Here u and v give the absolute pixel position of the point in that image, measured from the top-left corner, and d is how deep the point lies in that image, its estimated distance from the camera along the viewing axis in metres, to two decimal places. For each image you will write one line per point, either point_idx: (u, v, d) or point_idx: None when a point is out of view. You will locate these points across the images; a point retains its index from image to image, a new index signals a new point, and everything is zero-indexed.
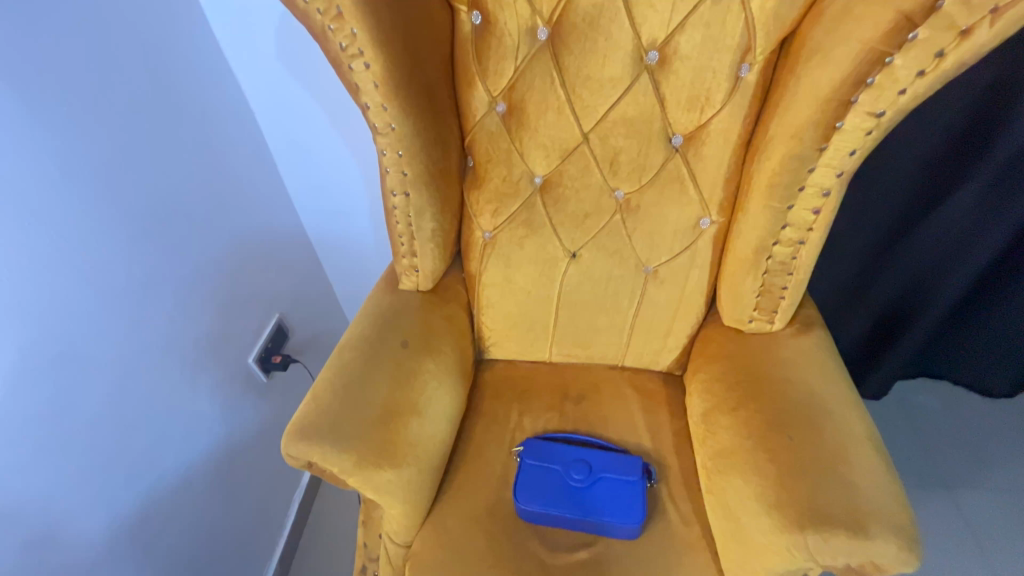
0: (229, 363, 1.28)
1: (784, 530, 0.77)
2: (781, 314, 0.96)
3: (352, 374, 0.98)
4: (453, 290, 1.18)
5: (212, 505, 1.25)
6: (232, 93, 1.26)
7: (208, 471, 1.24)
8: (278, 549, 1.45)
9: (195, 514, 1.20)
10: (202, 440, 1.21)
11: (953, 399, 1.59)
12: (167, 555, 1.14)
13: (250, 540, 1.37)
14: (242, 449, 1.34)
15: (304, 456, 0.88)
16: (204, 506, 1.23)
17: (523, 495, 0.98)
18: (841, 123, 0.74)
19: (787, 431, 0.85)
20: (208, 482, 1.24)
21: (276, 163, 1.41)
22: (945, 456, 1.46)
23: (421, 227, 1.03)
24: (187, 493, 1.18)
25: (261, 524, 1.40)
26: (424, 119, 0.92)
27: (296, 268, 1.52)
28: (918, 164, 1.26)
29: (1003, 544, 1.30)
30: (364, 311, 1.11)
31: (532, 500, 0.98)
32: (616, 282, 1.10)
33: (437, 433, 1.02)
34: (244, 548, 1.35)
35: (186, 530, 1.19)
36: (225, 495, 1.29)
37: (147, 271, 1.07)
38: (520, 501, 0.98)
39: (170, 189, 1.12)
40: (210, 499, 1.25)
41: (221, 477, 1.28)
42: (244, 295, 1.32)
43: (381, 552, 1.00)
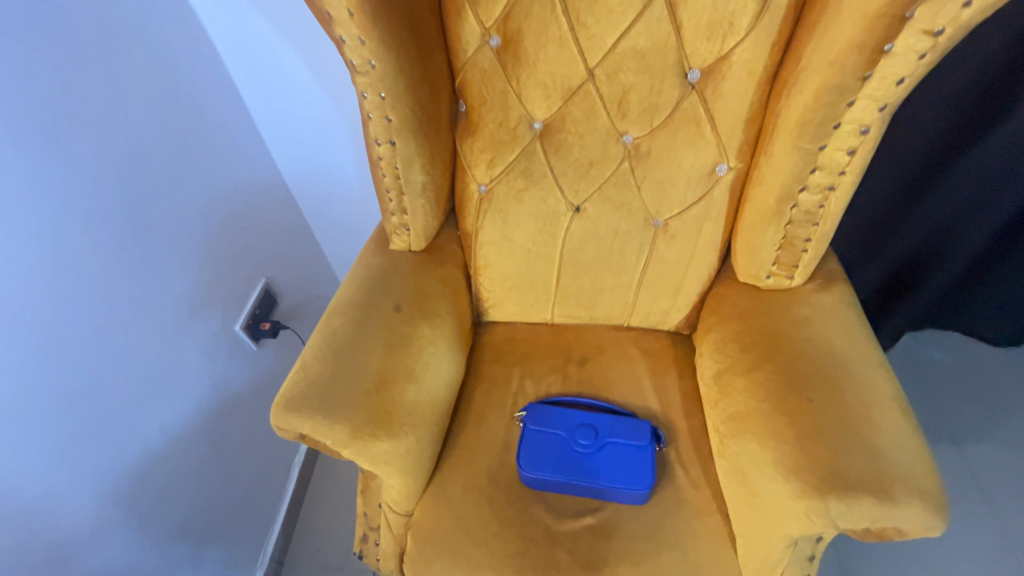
0: (216, 332, 1.21)
1: (804, 496, 0.72)
2: (802, 268, 0.89)
3: (343, 341, 0.92)
4: (447, 250, 1.10)
5: (205, 476, 1.21)
6: (195, 33, 1.11)
7: (200, 442, 1.19)
8: (280, 514, 1.43)
9: (188, 486, 1.16)
10: (191, 411, 1.16)
11: (963, 350, 1.55)
12: (160, 528, 1.10)
13: (250, 507, 1.35)
14: (235, 419, 1.29)
15: (295, 429, 0.83)
16: (197, 478, 1.19)
17: (527, 462, 0.95)
18: (890, 45, 0.65)
19: (807, 393, 0.79)
20: (201, 454, 1.20)
21: (252, 114, 1.28)
22: (956, 408, 1.43)
23: (411, 180, 0.94)
24: (178, 465, 1.14)
25: (260, 492, 1.38)
26: (408, 55, 0.82)
27: (281, 230, 1.43)
28: (954, 102, 1.16)
29: (1011, 494, 1.29)
30: (354, 273, 1.03)
31: (536, 467, 0.94)
32: (622, 237, 1.02)
33: (435, 401, 0.97)
34: (245, 515, 1.33)
35: (180, 502, 1.15)
36: (219, 466, 1.25)
37: (116, 236, 0.97)
38: (524, 468, 0.94)
39: (137, 144, 1.00)
40: (204, 469, 1.21)
41: (215, 447, 1.23)
42: (228, 258, 1.23)
43: (381, 521, 0.97)
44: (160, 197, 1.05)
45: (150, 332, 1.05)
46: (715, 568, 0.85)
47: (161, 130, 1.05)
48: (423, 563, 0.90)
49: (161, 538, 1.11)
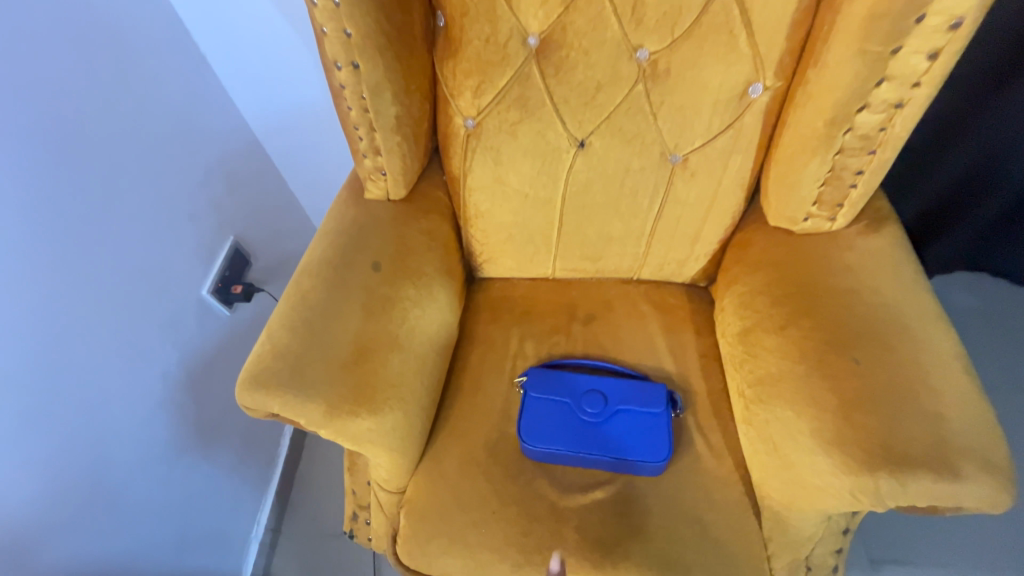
0: (179, 299, 1.06)
1: (849, 471, 0.63)
2: (848, 208, 0.76)
3: (314, 308, 0.79)
4: (432, 198, 0.96)
5: (184, 458, 1.09)
6: None
7: (176, 421, 1.06)
8: (273, 483, 1.36)
9: (166, 468, 1.05)
10: (160, 389, 1.02)
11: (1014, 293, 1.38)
12: (140, 516, 0.99)
13: (240, 482, 1.26)
14: (216, 394, 1.17)
15: (263, 407, 0.73)
16: (176, 460, 1.07)
17: (529, 433, 0.85)
18: None
19: (852, 352, 0.68)
20: (179, 434, 1.07)
21: (196, 39, 1.06)
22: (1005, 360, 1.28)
23: (382, 112, 0.79)
24: (154, 447, 1.01)
25: (250, 465, 1.29)
26: None
27: (247, 182, 1.24)
28: None
29: None
30: (325, 228, 0.90)
31: (540, 439, 0.85)
32: (634, 176, 0.88)
33: (425, 369, 0.86)
34: (235, 490, 1.24)
35: (158, 487, 1.03)
36: (200, 445, 1.13)
37: (36, 182, 0.80)
38: (526, 440, 0.85)
39: (45, 77, 0.80)
40: (181, 450, 1.08)
41: (191, 428, 1.10)
42: (184, 210, 1.06)
43: (372, 499, 0.89)
44: (86, 145, 0.87)
45: (97, 302, 0.89)
46: (739, 544, 0.77)
47: (81, 49, 0.86)
48: (419, 544, 0.83)
49: (141, 528, 1.00)
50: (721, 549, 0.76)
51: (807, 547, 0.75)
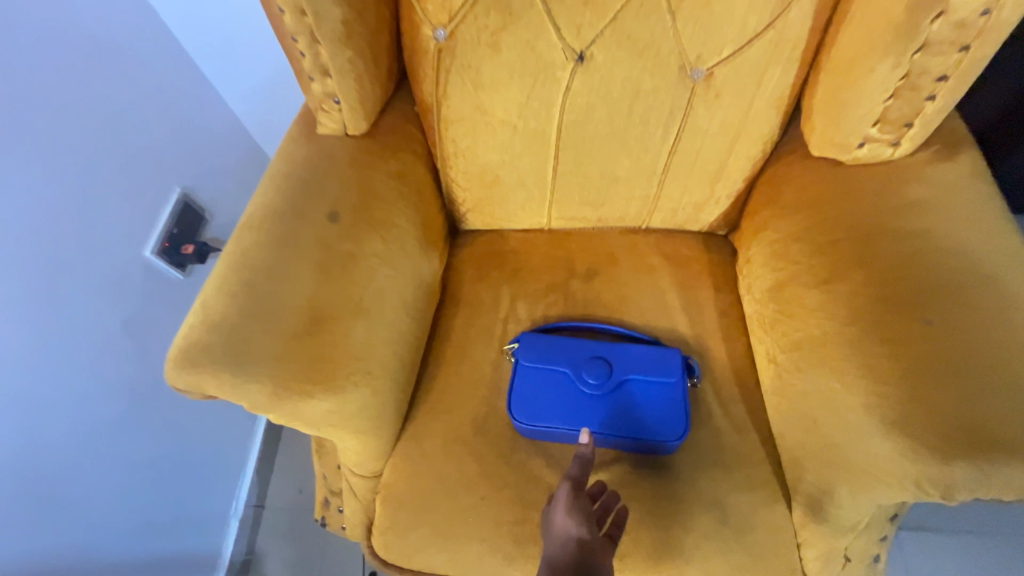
0: (114, 264, 0.87)
1: (919, 457, 0.51)
2: (919, 128, 0.60)
3: (258, 269, 0.65)
4: (400, 133, 0.80)
5: (145, 450, 0.94)
6: None
7: (128, 409, 0.90)
8: (251, 467, 1.18)
9: (124, 462, 0.90)
10: (103, 371, 0.85)
11: None
12: (92, 517, 0.85)
13: (215, 469, 1.10)
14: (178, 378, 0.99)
15: (199, 389, 0.61)
16: (134, 452, 0.91)
17: (521, 409, 0.73)
18: None
19: (922, 313, 0.55)
20: (135, 423, 0.91)
21: None
22: None
23: (323, 14, 0.63)
24: (101, 439, 0.86)
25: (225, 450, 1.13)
26: None
27: (196, 125, 1.03)
28: None
29: None
30: (271, 171, 0.74)
31: (534, 416, 0.72)
32: (646, 98, 0.72)
33: (398, 338, 0.73)
34: (209, 479, 1.09)
35: (113, 483, 0.88)
36: (165, 434, 0.98)
37: None
38: (518, 417, 0.73)
39: None
40: (138, 442, 0.92)
41: (144, 416, 0.93)
42: (115, 156, 0.87)
43: (343, 486, 0.78)
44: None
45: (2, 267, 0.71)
46: (768, 533, 0.65)
47: None
48: (397, 535, 0.72)
49: (90, 531, 0.85)
50: (747, 539, 0.65)
51: (846, 538, 0.63)
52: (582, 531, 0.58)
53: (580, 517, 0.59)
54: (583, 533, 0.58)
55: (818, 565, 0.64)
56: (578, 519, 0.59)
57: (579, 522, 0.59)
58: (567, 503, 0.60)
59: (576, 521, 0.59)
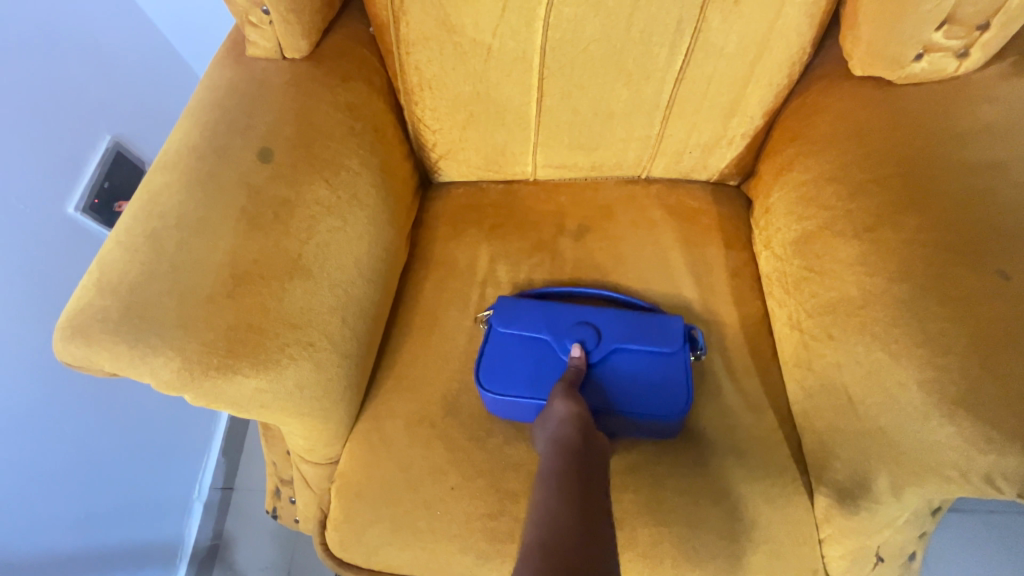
0: (21, 218, 0.72)
1: (993, 444, 0.41)
2: (993, 31, 0.48)
3: (167, 220, 0.53)
4: (352, 59, 0.66)
5: (88, 438, 0.81)
6: None
7: (55, 392, 0.76)
8: (215, 453, 1.04)
9: (60, 452, 0.77)
10: (22, 346, 0.71)
11: None
12: (21, 517, 0.72)
13: (178, 457, 0.97)
14: None
15: (90, 364, 0.50)
16: (72, 442, 0.78)
17: (489, 377, 0.61)
18: None
19: (994, 263, 0.44)
20: (69, 409, 0.78)
21: None
22: None
23: None
24: (25, 425, 0.72)
25: (188, 437, 0.99)
26: None
27: (122, 59, 0.87)
28: None
29: None
30: (194, 102, 0.61)
31: (504, 385, 0.61)
32: (648, 7, 0.58)
33: (351, 303, 0.62)
34: (172, 468, 0.96)
35: (46, 478, 0.75)
36: (109, 421, 0.84)
37: None
38: (486, 385, 0.61)
39: None
40: (73, 431, 0.79)
41: (81, 401, 0.80)
42: (20, 91, 0.71)
43: (295, 474, 0.69)
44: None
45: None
46: (786, 529, 0.55)
47: None
48: (355, 531, 0.62)
49: (21, 532, 0.72)
50: (764, 537, 0.55)
51: (880, 535, 0.54)
52: (580, 408, 0.54)
53: (578, 399, 0.55)
54: (583, 410, 0.54)
55: (844, 566, 0.55)
56: (576, 400, 0.55)
57: (578, 402, 0.54)
58: (562, 390, 0.56)
59: (573, 401, 0.54)
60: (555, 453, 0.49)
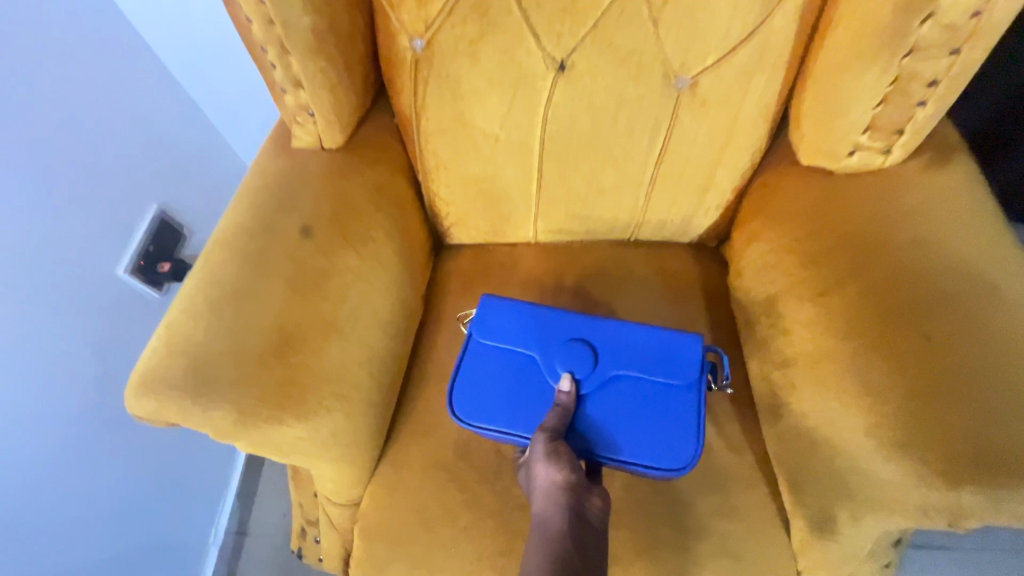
0: (81, 286, 0.82)
1: (927, 482, 0.48)
2: (909, 135, 0.59)
3: (222, 290, 0.62)
4: (380, 147, 0.78)
5: (122, 482, 0.88)
6: None
7: (96, 443, 0.84)
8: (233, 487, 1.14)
9: (97, 498, 0.84)
10: (70, 396, 0.79)
11: None
12: (59, 560, 0.78)
13: (193, 500, 1.04)
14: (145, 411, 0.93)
15: (158, 416, 0.58)
16: (107, 487, 0.86)
17: (485, 407, 0.65)
18: None
19: (920, 326, 0.53)
20: (107, 458, 0.85)
21: None
22: None
23: (295, 24, 0.60)
24: (69, 473, 0.79)
25: (204, 481, 1.06)
26: None
27: (175, 143, 1.00)
28: None
29: None
30: (244, 187, 0.71)
31: (496, 415, 0.65)
32: (630, 107, 0.69)
33: (377, 357, 0.70)
34: (187, 508, 1.03)
35: (83, 522, 0.82)
36: (140, 468, 0.92)
37: None
38: (479, 416, 0.65)
39: None
40: (109, 476, 0.86)
41: (119, 450, 0.87)
42: (89, 177, 0.83)
43: (321, 515, 0.75)
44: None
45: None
46: (766, 559, 0.62)
47: None
48: (375, 568, 0.68)
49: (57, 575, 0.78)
50: (744, 568, 0.61)
51: (849, 565, 0.60)
52: (567, 474, 0.56)
53: (559, 462, 0.57)
54: (566, 475, 0.56)
55: None
56: (559, 464, 0.57)
57: (561, 466, 0.57)
58: (543, 454, 0.58)
59: (559, 467, 0.57)
60: (541, 544, 0.54)
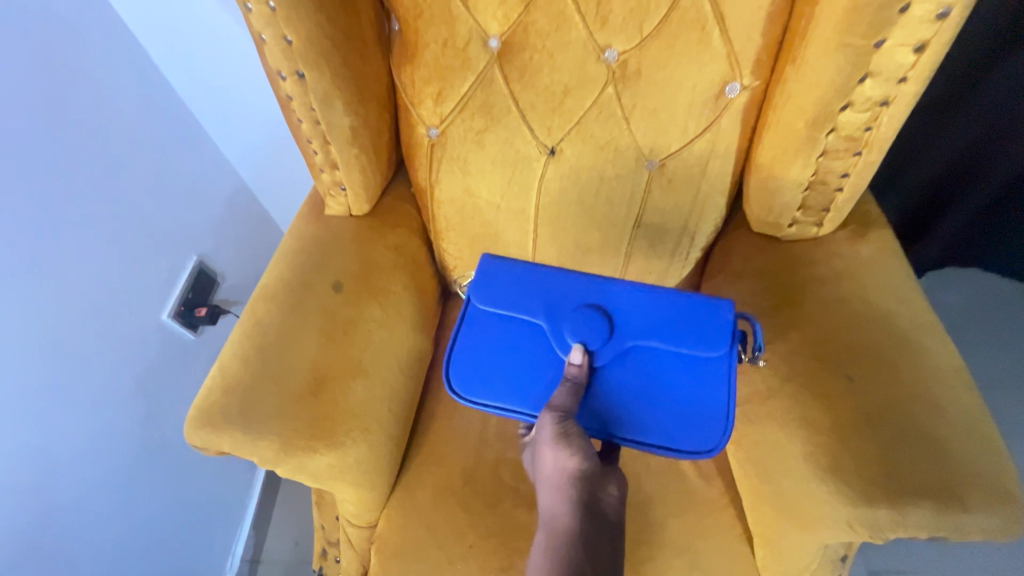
0: (131, 334, 0.95)
1: (849, 500, 0.58)
2: (834, 214, 0.72)
3: (268, 337, 0.74)
4: (398, 213, 0.91)
5: (148, 505, 1.00)
6: None
7: (131, 470, 0.96)
8: (249, 513, 1.25)
9: (125, 520, 0.96)
10: (105, 430, 0.91)
11: (970, 283, 1.38)
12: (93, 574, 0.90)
13: (211, 516, 1.16)
14: (170, 445, 1.04)
15: (212, 446, 0.68)
16: (138, 508, 0.98)
17: (499, 385, 0.69)
18: None
19: (846, 369, 0.64)
20: (138, 486, 0.98)
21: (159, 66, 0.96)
22: (979, 348, 1.30)
23: (334, 123, 0.73)
24: (104, 496, 0.92)
25: (219, 503, 1.18)
26: None
27: (216, 206, 1.14)
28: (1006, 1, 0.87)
29: None
30: (282, 248, 0.84)
31: (510, 394, 0.69)
32: (609, 184, 0.81)
33: (394, 395, 0.81)
34: (202, 529, 1.13)
35: (117, 525, 0.94)
36: (165, 491, 1.04)
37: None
38: (494, 394, 0.69)
39: None
40: (142, 484, 0.99)
41: (152, 475, 1.01)
42: (144, 242, 0.97)
43: (341, 537, 0.84)
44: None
45: (23, 329, 0.77)
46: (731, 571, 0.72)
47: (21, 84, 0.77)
48: None
49: None
50: None
51: None
52: (572, 461, 0.59)
53: (566, 449, 0.60)
54: (572, 463, 0.59)
55: None
56: (566, 451, 0.60)
57: (567, 453, 0.60)
58: (550, 439, 0.61)
59: (566, 454, 0.60)
60: (546, 538, 0.60)
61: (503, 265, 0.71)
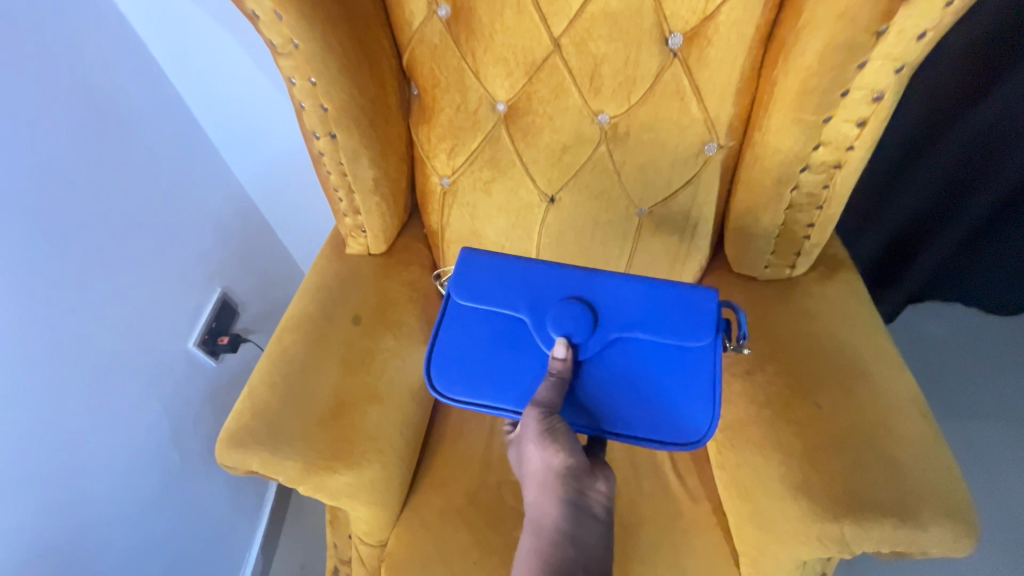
0: (160, 362, 1.03)
1: (818, 517, 0.65)
2: (803, 258, 0.81)
3: (293, 365, 0.81)
4: (412, 251, 0.99)
5: (168, 525, 1.06)
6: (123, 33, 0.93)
7: (154, 490, 1.03)
8: (258, 535, 1.30)
9: (147, 539, 1.01)
10: (135, 451, 0.98)
11: (949, 314, 1.45)
12: None
13: (223, 538, 1.21)
14: (190, 467, 1.11)
15: (241, 465, 0.75)
16: (159, 528, 1.04)
17: (492, 383, 0.75)
18: (887, 26, 0.57)
19: (815, 397, 0.71)
20: (159, 508, 1.04)
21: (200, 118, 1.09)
22: (958, 376, 1.36)
23: (359, 174, 0.83)
24: (130, 515, 0.98)
25: (231, 525, 1.23)
26: (348, 50, 0.73)
27: (239, 240, 1.24)
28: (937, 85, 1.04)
29: (1009, 462, 1.26)
30: (306, 284, 0.92)
31: (502, 390, 0.75)
32: (603, 228, 0.90)
33: (407, 421, 0.88)
34: (214, 551, 1.18)
35: (140, 543, 1.00)
36: (182, 512, 1.10)
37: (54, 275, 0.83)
38: (488, 390, 0.76)
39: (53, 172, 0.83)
40: (164, 503, 1.05)
41: (172, 497, 1.07)
42: (176, 277, 1.06)
43: (353, 554, 0.89)
44: (54, 200, 0.83)
45: (71, 359, 0.86)
46: None
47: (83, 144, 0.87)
48: None
49: None
50: None
51: None
52: (557, 457, 0.65)
53: (552, 447, 0.66)
54: (556, 459, 0.65)
55: None
56: (551, 448, 0.66)
57: (552, 451, 0.66)
58: (536, 438, 0.67)
59: (551, 451, 0.65)
60: (534, 531, 0.66)
61: (485, 259, 0.77)
